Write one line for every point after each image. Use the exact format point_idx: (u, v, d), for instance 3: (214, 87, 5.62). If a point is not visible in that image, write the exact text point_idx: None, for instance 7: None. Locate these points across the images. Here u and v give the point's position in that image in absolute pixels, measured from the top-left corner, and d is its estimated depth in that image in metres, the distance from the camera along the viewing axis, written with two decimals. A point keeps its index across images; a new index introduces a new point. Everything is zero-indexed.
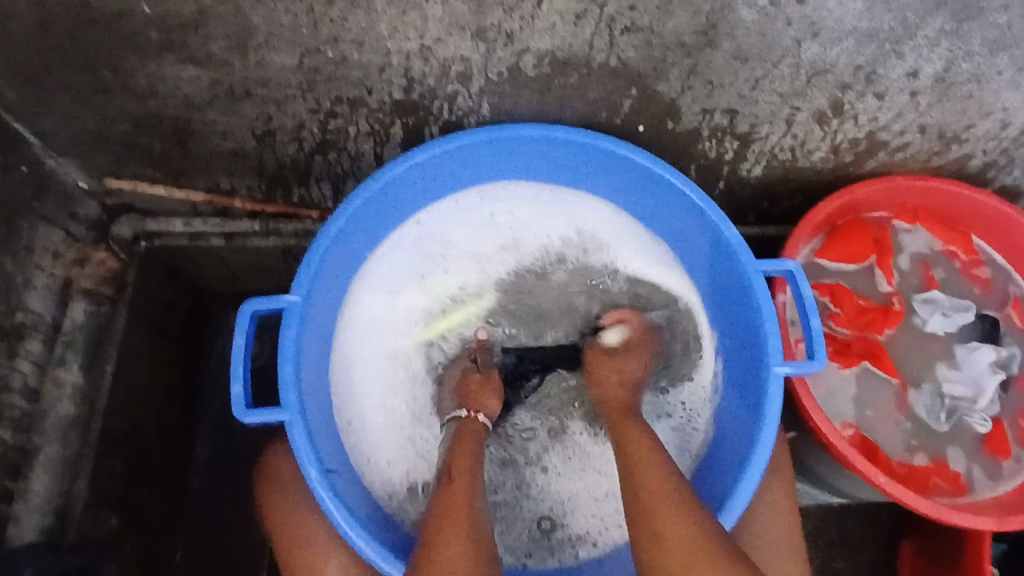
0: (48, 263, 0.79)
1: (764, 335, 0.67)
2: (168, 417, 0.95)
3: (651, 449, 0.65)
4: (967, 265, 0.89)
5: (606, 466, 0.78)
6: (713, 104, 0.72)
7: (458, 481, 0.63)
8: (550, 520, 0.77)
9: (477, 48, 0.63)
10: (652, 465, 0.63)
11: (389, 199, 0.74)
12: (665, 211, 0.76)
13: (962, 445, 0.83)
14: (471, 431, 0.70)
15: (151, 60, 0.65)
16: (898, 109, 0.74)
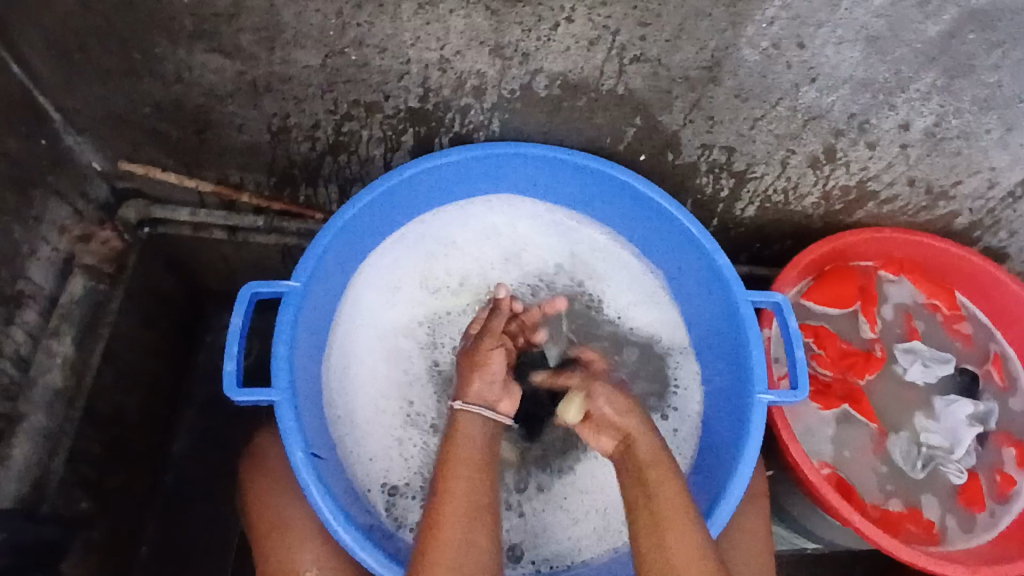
0: (54, 237, 0.81)
1: (750, 362, 0.69)
2: (150, 404, 0.95)
3: (670, 474, 0.60)
4: (949, 319, 0.92)
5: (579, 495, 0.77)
6: (713, 140, 0.75)
7: (451, 477, 0.59)
8: (519, 549, 0.75)
9: (494, 63, 0.66)
10: (670, 492, 0.59)
11: (398, 202, 0.77)
12: (664, 241, 0.79)
13: (938, 495, 0.84)
14: (463, 432, 0.62)
15: (181, 46, 0.68)
16: (888, 160, 0.77)
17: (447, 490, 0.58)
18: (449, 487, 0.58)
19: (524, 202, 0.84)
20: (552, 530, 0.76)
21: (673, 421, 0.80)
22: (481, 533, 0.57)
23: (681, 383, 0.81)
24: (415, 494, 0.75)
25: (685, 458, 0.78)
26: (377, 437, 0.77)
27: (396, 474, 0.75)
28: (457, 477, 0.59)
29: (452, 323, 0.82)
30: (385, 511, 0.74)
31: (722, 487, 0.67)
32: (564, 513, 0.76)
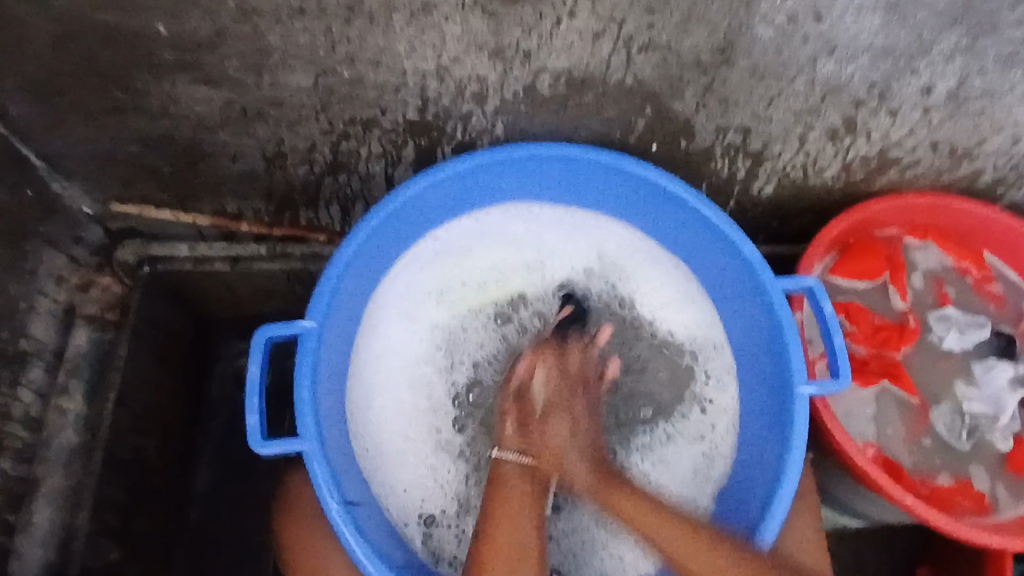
0: (52, 288, 0.79)
1: (786, 355, 0.67)
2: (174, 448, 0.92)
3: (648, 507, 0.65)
4: (979, 281, 0.89)
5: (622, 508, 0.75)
6: (728, 122, 0.72)
7: (500, 518, 0.62)
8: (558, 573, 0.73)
9: (495, 67, 0.63)
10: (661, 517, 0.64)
11: (406, 219, 0.74)
12: (684, 233, 0.76)
13: (984, 463, 0.81)
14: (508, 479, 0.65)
15: (165, 80, 0.65)
16: (910, 126, 0.74)
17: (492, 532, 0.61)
18: (494, 529, 0.62)
19: (538, 205, 0.81)
20: (594, 549, 0.73)
21: (711, 416, 0.78)
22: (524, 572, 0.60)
23: (713, 378, 0.79)
24: (450, 524, 0.73)
25: (725, 455, 0.76)
26: (413, 463, 0.75)
27: (432, 504, 0.73)
28: (504, 520, 0.62)
29: (473, 343, 0.80)
30: (421, 544, 0.72)
31: (769, 492, 0.65)
32: (602, 529, 0.74)
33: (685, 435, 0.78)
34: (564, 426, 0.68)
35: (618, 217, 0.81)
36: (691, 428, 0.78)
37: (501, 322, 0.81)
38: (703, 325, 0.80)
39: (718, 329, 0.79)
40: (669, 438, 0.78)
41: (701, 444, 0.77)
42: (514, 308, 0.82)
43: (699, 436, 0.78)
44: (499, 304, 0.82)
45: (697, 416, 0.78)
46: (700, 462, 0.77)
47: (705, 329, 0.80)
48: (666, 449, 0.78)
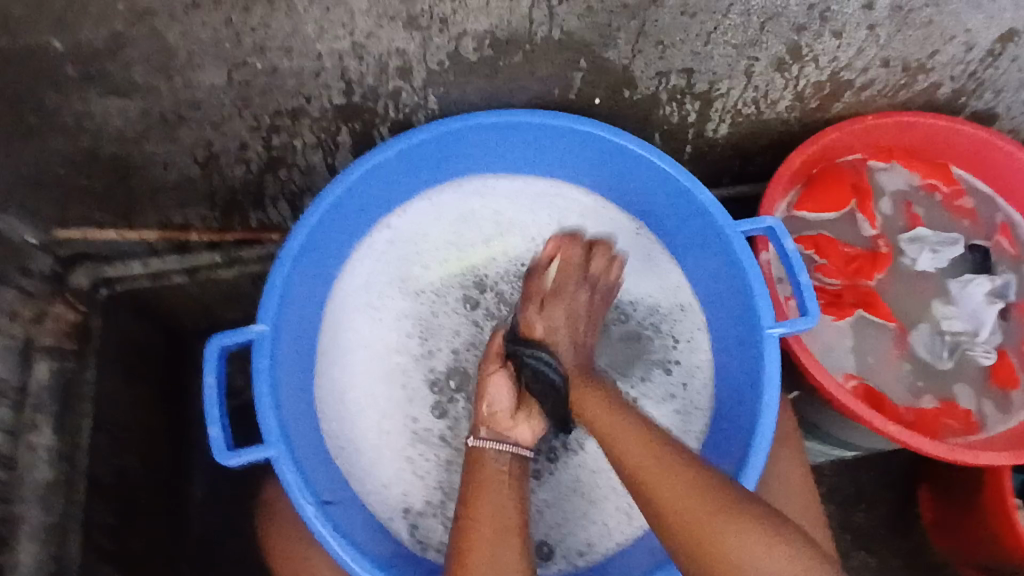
0: (4, 322, 0.74)
1: (753, 298, 0.65)
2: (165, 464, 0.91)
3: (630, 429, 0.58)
4: (949, 197, 0.87)
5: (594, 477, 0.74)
6: (668, 65, 0.69)
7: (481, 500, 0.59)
8: (548, 545, 0.72)
9: (413, 37, 0.60)
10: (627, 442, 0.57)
11: (352, 207, 0.71)
12: (641, 187, 0.74)
13: (969, 381, 0.81)
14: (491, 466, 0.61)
15: (74, 95, 0.63)
16: (859, 45, 0.71)
17: (475, 507, 0.59)
18: (477, 514, 0.58)
19: (493, 174, 0.79)
20: (575, 519, 0.73)
21: (682, 374, 0.77)
22: (511, 550, 0.57)
23: (681, 338, 0.77)
24: (436, 513, 0.72)
25: (699, 411, 0.75)
26: (389, 456, 0.73)
27: (415, 496, 0.72)
28: (486, 503, 0.59)
29: (447, 323, 0.77)
30: (408, 535, 0.71)
31: (747, 440, 0.64)
32: (583, 499, 0.73)
33: (653, 399, 0.76)
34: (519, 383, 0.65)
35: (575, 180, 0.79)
36: (658, 391, 0.76)
37: (469, 308, 0.78)
38: (668, 287, 0.78)
39: (684, 292, 0.77)
40: (635, 405, 0.75)
41: (673, 403, 0.76)
42: (481, 290, 0.78)
43: (669, 396, 0.76)
44: (468, 284, 0.79)
45: (663, 377, 0.76)
46: (674, 423, 0.75)
47: (669, 293, 0.78)
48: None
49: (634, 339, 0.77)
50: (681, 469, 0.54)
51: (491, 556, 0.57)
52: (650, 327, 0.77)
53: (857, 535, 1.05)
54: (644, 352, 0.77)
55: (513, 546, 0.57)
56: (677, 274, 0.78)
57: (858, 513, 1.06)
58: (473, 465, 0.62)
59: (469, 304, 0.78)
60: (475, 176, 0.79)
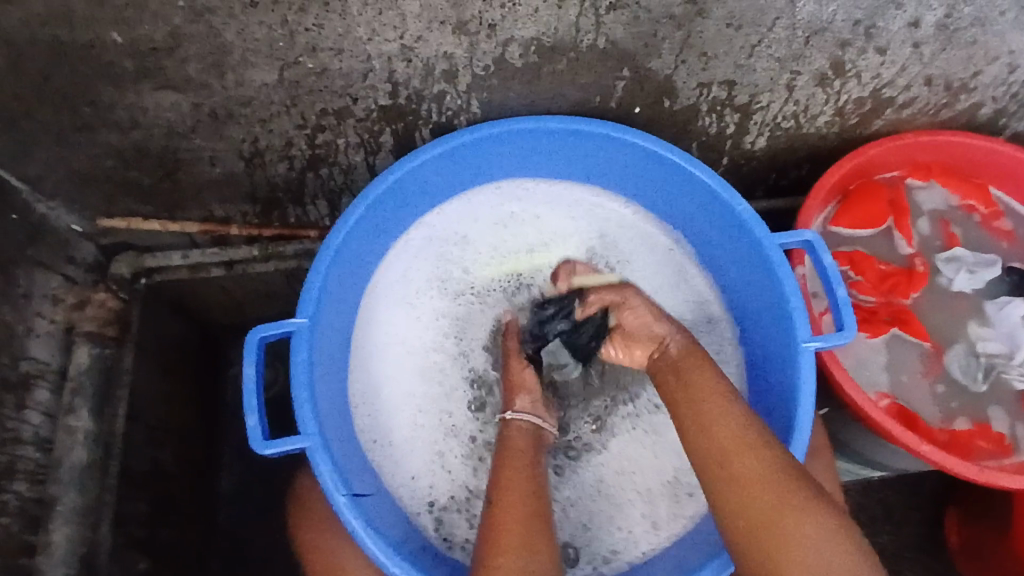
0: (48, 309, 0.77)
1: (789, 310, 0.65)
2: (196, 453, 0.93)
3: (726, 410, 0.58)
4: (987, 218, 0.86)
5: (624, 478, 0.75)
6: (710, 77, 0.70)
7: (508, 481, 0.60)
8: (575, 548, 0.72)
9: (460, 42, 0.62)
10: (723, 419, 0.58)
11: (392, 206, 0.72)
12: (679, 196, 0.74)
13: (1003, 404, 0.79)
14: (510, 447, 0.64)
15: (129, 89, 0.65)
16: (902, 62, 0.71)
17: (503, 492, 0.60)
18: (509, 498, 0.59)
19: (534, 179, 0.80)
20: (603, 522, 0.73)
21: None
22: (542, 537, 0.56)
23: (710, 349, 0.77)
24: (461, 508, 0.72)
25: None
26: (420, 451, 0.74)
27: (440, 490, 0.73)
28: (514, 489, 0.60)
29: (484, 321, 0.79)
30: (435, 530, 0.72)
31: (779, 452, 0.64)
32: (606, 500, 0.74)
33: None
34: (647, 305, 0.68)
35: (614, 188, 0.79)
36: None
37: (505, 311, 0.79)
38: (699, 302, 0.79)
39: (712, 304, 0.78)
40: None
41: None
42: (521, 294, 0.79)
43: None
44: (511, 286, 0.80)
45: None
46: None
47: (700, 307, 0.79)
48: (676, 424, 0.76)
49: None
50: (760, 449, 0.55)
51: (521, 534, 0.56)
52: (687, 342, 0.78)
53: (882, 557, 1.04)
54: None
55: (545, 539, 0.57)
56: (704, 287, 0.79)
57: (884, 535, 1.04)
58: (499, 460, 0.63)
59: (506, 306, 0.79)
60: (516, 181, 0.80)
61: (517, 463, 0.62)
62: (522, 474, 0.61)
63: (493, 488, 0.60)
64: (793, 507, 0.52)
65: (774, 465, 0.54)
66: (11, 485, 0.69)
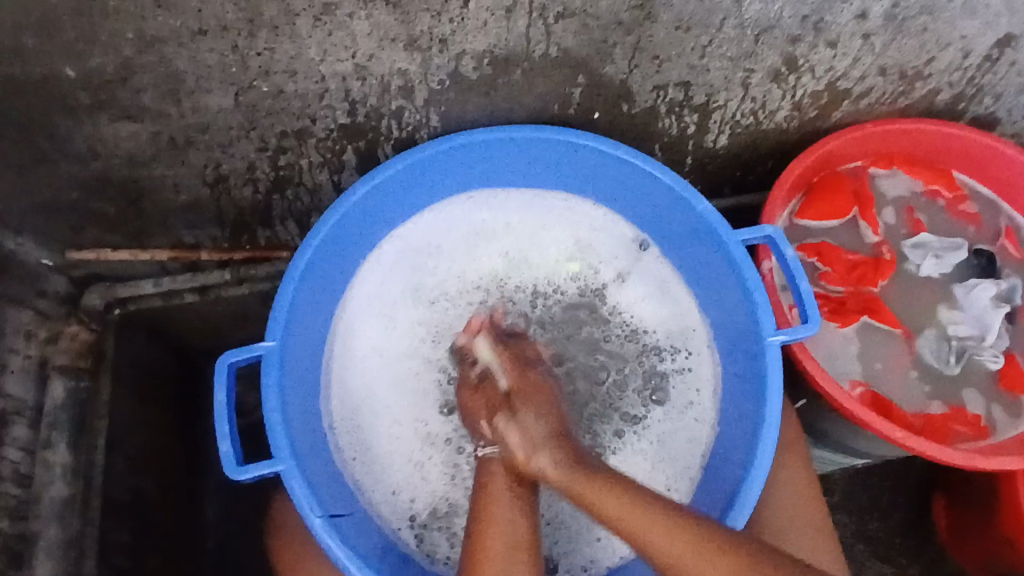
0: (22, 344, 0.78)
1: (755, 306, 0.66)
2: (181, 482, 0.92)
3: (606, 491, 0.59)
4: (951, 202, 0.87)
5: None
6: (665, 79, 0.70)
7: (491, 511, 0.61)
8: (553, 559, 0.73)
9: (414, 58, 0.62)
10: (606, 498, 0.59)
11: (359, 222, 0.72)
12: (646, 200, 0.74)
13: (977, 386, 0.80)
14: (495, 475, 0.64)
15: (86, 122, 0.65)
16: (854, 54, 0.72)
17: (484, 518, 0.60)
18: (488, 525, 0.60)
19: (506, 189, 0.80)
20: (583, 532, 0.73)
21: (693, 380, 0.76)
22: (522, 567, 0.58)
23: (693, 352, 0.77)
24: (442, 524, 0.72)
25: (709, 423, 0.75)
26: (400, 461, 0.74)
27: (421, 504, 0.73)
28: (498, 516, 0.60)
29: (458, 325, 0.78)
30: (415, 546, 0.71)
31: (751, 448, 0.64)
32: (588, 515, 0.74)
33: (675, 406, 0.76)
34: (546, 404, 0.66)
35: (587, 193, 0.79)
36: (681, 399, 0.76)
37: (478, 319, 0.79)
38: (682, 309, 0.78)
39: (693, 315, 0.77)
40: (662, 416, 0.76)
41: (692, 411, 0.75)
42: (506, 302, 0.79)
43: (689, 403, 0.76)
44: (486, 291, 0.80)
45: (681, 384, 0.76)
46: (693, 431, 0.75)
47: (681, 315, 0.78)
48: (660, 428, 0.75)
49: (656, 361, 0.77)
50: (648, 508, 0.58)
51: (503, 571, 0.57)
52: (669, 347, 0.77)
53: (873, 545, 1.04)
54: (658, 368, 0.77)
55: (525, 565, 0.58)
56: (689, 299, 0.78)
57: (873, 523, 1.05)
58: (482, 489, 0.63)
59: (481, 309, 0.79)
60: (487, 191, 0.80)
61: (501, 491, 0.62)
62: (506, 503, 0.61)
63: (475, 516, 0.61)
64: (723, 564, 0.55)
65: (658, 517, 0.57)
66: None
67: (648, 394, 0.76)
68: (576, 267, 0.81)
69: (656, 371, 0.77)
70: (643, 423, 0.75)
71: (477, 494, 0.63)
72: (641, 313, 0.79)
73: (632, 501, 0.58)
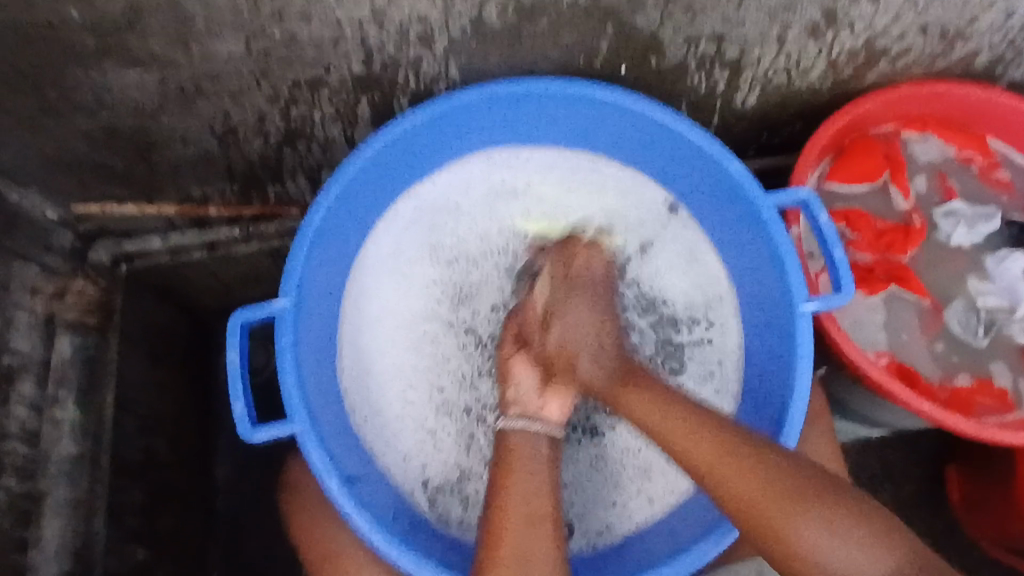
0: (28, 300, 0.75)
1: (785, 272, 0.64)
2: (192, 439, 0.92)
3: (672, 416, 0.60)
4: (985, 169, 0.83)
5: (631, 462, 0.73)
6: (697, 31, 0.67)
7: (511, 485, 0.60)
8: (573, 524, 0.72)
9: (434, 4, 0.59)
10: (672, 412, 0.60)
11: (375, 178, 0.70)
12: (675, 161, 0.71)
13: (1004, 359, 0.78)
14: (520, 437, 0.63)
15: (90, 68, 0.62)
16: (897, 10, 0.68)
17: (503, 494, 0.60)
18: (508, 499, 0.60)
19: (531, 148, 0.77)
20: (603, 498, 0.73)
21: (714, 353, 0.75)
22: (540, 540, 0.58)
23: (716, 322, 0.75)
24: (454, 488, 0.71)
25: (732, 394, 0.73)
26: (412, 426, 0.73)
27: (434, 468, 0.72)
28: (514, 491, 0.60)
29: (489, 289, 0.76)
30: (428, 508, 0.71)
31: (778, 418, 0.63)
32: (606, 479, 0.73)
33: (693, 376, 0.75)
34: (583, 318, 0.65)
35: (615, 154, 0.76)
36: (701, 369, 0.75)
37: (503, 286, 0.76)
38: (712, 275, 0.76)
39: (721, 283, 0.75)
40: (679, 387, 0.75)
41: (712, 381, 0.74)
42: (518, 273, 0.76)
43: (710, 373, 0.74)
44: (505, 258, 0.77)
45: (699, 353, 0.75)
46: (713, 401, 0.74)
47: (707, 286, 0.76)
48: None
49: (672, 332, 0.76)
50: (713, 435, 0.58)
51: (518, 544, 0.58)
52: (689, 318, 0.76)
53: None
54: (674, 340, 0.75)
55: (546, 538, 0.59)
56: (718, 266, 0.75)
57: (884, 492, 1.04)
58: (501, 462, 0.62)
59: (512, 274, 0.76)
60: (511, 149, 0.77)
61: (520, 464, 0.61)
62: (524, 475, 0.60)
63: (492, 491, 0.61)
64: (789, 500, 0.55)
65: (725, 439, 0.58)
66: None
67: (662, 363, 0.75)
68: (609, 243, 0.77)
69: (672, 342, 0.75)
70: (655, 393, 0.74)
71: (496, 467, 0.62)
72: (663, 287, 0.76)
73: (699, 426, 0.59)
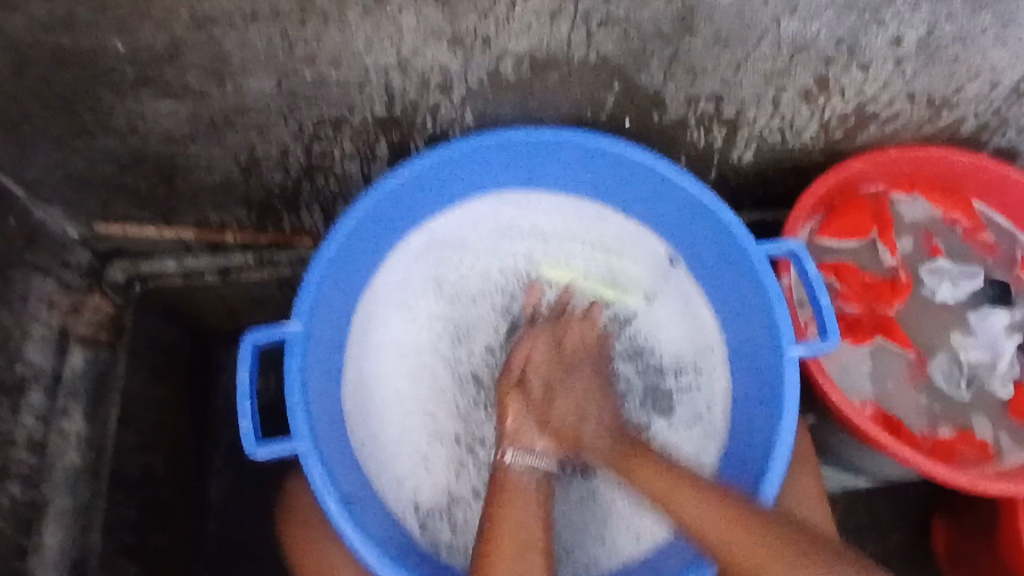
0: (44, 314, 0.78)
1: (775, 319, 0.67)
2: (189, 459, 0.93)
3: (663, 471, 0.65)
4: (970, 230, 0.87)
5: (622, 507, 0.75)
6: (698, 91, 0.72)
7: (506, 510, 0.62)
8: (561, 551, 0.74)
9: (455, 55, 0.64)
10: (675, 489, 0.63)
11: (389, 213, 0.74)
12: (673, 212, 0.75)
13: (987, 413, 0.81)
14: (515, 478, 0.64)
15: (129, 97, 0.66)
16: (884, 79, 0.73)
17: (497, 519, 0.62)
18: (501, 520, 0.62)
19: (539, 193, 0.81)
20: (589, 531, 0.74)
21: (702, 398, 0.78)
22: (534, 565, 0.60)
23: (703, 370, 0.78)
24: (445, 515, 0.73)
25: (717, 438, 0.76)
26: (407, 452, 0.75)
27: (426, 495, 0.74)
28: (513, 509, 0.62)
29: (481, 326, 0.79)
30: (420, 533, 0.72)
31: (763, 460, 0.66)
32: (595, 515, 0.75)
33: (680, 420, 0.77)
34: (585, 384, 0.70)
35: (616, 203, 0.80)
36: (688, 413, 0.77)
37: (504, 322, 0.79)
38: (705, 326, 0.79)
39: (710, 334, 0.78)
40: (667, 428, 0.77)
41: (699, 425, 0.77)
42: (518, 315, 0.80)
43: (697, 418, 0.77)
44: (508, 294, 0.80)
45: (688, 399, 0.78)
46: (699, 443, 0.76)
47: (697, 338, 0.79)
48: (665, 439, 0.76)
49: (659, 378, 0.78)
50: (677, 476, 0.64)
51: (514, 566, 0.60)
52: (676, 368, 0.78)
53: None
54: (662, 386, 0.78)
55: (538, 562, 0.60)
56: (711, 320, 0.78)
57: (870, 545, 1.05)
58: (497, 487, 0.64)
59: (501, 314, 0.80)
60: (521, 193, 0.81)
61: (516, 493, 0.63)
62: (520, 504, 0.63)
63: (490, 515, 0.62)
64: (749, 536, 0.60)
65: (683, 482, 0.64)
66: (4, 487, 0.69)
67: (652, 407, 0.78)
68: (610, 295, 0.81)
69: (661, 388, 0.78)
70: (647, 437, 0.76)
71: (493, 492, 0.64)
72: (651, 336, 0.80)
73: (673, 477, 0.64)
